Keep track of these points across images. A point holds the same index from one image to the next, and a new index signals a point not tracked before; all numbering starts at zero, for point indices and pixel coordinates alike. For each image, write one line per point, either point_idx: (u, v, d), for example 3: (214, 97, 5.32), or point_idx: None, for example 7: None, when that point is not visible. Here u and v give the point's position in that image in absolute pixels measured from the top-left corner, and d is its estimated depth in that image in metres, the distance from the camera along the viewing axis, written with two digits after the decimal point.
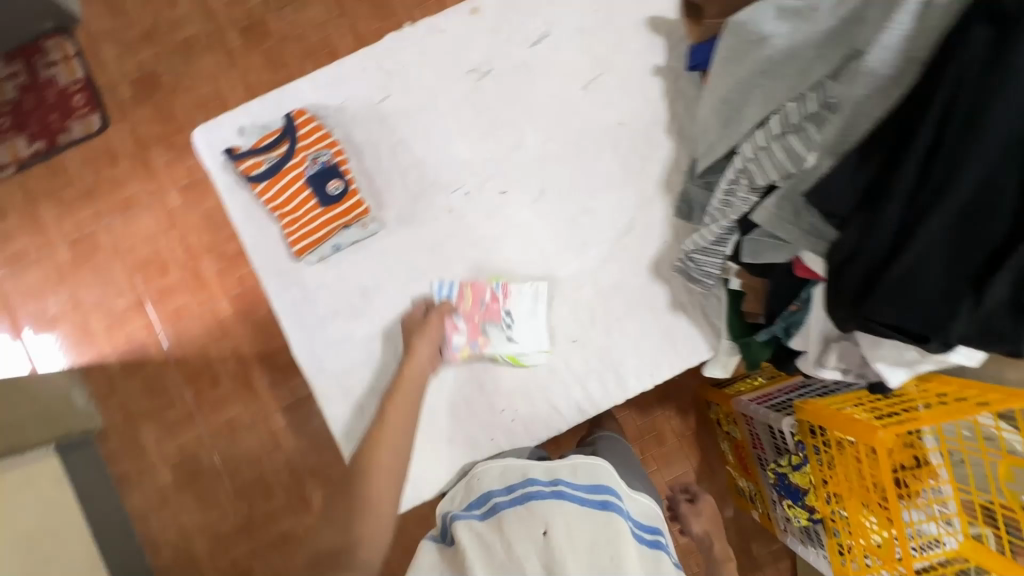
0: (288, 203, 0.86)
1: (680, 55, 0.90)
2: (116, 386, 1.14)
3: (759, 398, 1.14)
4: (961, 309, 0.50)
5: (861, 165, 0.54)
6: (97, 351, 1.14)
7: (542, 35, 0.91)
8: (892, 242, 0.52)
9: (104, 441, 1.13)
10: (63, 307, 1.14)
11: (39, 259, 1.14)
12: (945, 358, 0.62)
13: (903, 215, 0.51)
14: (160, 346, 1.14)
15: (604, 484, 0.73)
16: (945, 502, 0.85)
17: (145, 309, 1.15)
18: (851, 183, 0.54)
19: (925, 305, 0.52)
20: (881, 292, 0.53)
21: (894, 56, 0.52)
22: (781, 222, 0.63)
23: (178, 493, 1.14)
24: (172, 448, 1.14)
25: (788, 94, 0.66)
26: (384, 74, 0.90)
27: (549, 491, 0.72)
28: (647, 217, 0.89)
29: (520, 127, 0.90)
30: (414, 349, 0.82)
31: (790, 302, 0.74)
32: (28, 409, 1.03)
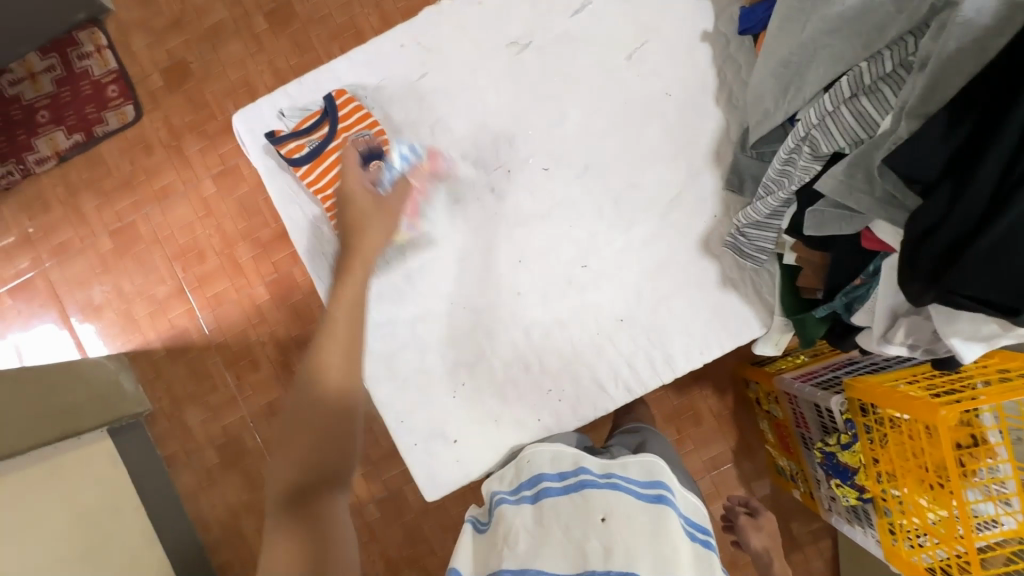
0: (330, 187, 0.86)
1: (729, 19, 0.85)
2: (162, 371, 1.17)
3: (803, 377, 1.11)
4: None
5: (950, 126, 0.51)
6: (142, 338, 1.17)
7: (584, 4, 0.87)
8: (985, 206, 0.49)
9: (152, 425, 1.17)
10: (108, 295, 1.17)
11: (83, 249, 1.17)
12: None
13: (1001, 178, 0.48)
14: (202, 332, 1.17)
15: (659, 479, 0.72)
16: (1004, 481, 0.82)
17: (185, 296, 1.17)
18: (939, 145, 0.51)
19: (1019, 274, 0.48)
20: (970, 260, 0.49)
21: (994, 7, 0.48)
22: (851, 190, 0.59)
23: (224, 473, 1.17)
24: (217, 429, 1.17)
25: (860, 53, 0.62)
26: (421, 52, 0.88)
27: (604, 482, 0.72)
28: (695, 191, 0.86)
29: (562, 101, 0.87)
30: (366, 228, 0.71)
31: (854, 276, 0.70)
32: (83, 395, 1.04)
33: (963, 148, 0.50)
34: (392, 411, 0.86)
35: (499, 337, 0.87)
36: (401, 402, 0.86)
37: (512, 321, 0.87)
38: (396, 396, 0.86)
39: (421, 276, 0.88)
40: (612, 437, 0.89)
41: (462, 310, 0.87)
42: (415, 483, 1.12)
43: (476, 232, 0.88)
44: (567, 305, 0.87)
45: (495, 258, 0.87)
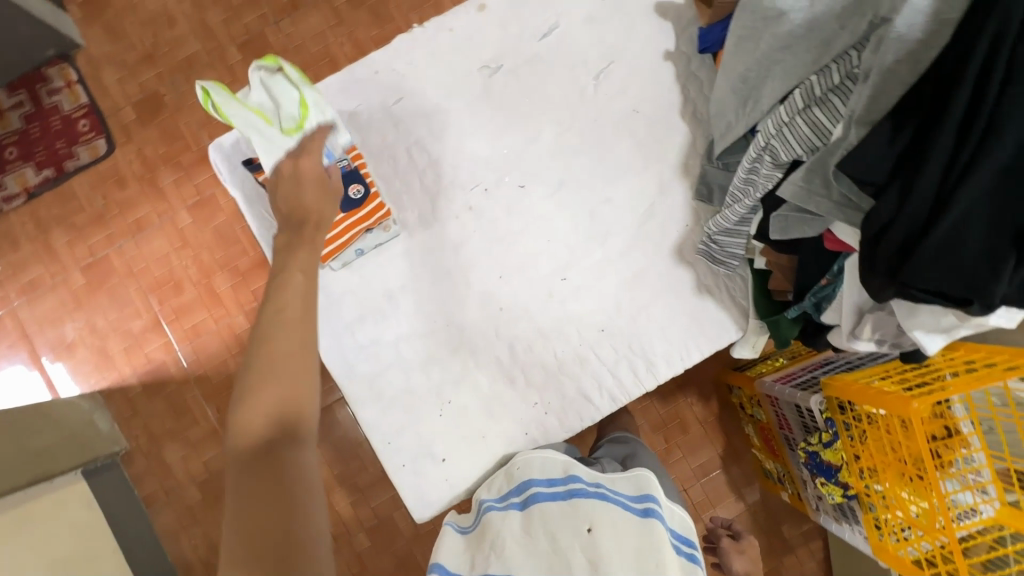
0: None
1: (689, 39, 0.90)
2: (138, 408, 1.14)
3: (782, 379, 1.14)
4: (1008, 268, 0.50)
5: (895, 131, 0.54)
6: (117, 374, 1.14)
7: (551, 27, 0.91)
8: (931, 204, 0.52)
9: (128, 464, 1.13)
10: (80, 332, 1.14)
11: (55, 286, 1.15)
12: (985, 321, 0.62)
13: (942, 175, 0.51)
14: (180, 365, 1.15)
15: (648, 493, 0.72)
16: (979, 470, 0.85)
17: (162, 329, 1.15)
18: (885, 149, 0.55)
19: (967, 266, 0.51)
20: (922, 255, 0.53)
21: (926, 20, 0.52)
22: (810, 195, 0.63)
23: (206, 510, 1.14)
24: (197, 465, 1.14)
25: (810, 68, 0.66)
26: (395, 77, 0.91)
27: (593, 491, 0.72)
28: (667, 202, 0.89)
29: (534, 120, 0.90)
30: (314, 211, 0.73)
31: (821, 277, 0.73)
32: (54, 437, 1.03)
33: (909, 150, 0.54)
34: (380, 433, 0.86)
35: (483, 353, 0.88)
36: (388, 423, 0.86)
37: (496, 336, 0.88)
38: (383, 417, 0.86)
39: (404, 296, 0.89)
40: (601, 447, 0.91)
41: (446, 328, 0.88)
42: (404, 508, 1.11)
43: (458, 251, 0.89)
44: (549, 318, 0.88)
45: (476, 275, 0.89)
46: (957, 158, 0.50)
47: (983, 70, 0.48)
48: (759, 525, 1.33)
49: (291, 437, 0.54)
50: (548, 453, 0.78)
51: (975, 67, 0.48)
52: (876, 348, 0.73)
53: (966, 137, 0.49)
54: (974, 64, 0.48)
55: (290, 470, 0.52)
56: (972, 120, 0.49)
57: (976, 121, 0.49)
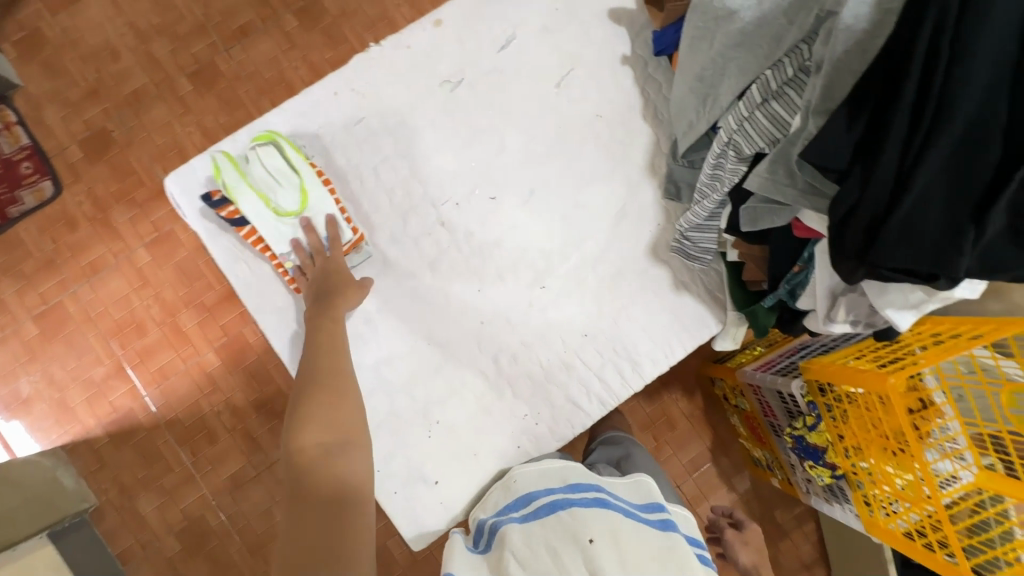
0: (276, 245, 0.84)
1: (644, 42, 0.92)
2: (107, 460, 1.08)
3: (762, 367, 1.16)
4: (969, 241, 0.51)
5: (851, 117, 0.55)
6: (81, 426, 1.08)
7: (509, 38, 0.91)
8: (891, 186, 0.53)
9: (99, 521, 1.06)
10: (36, 385, 1.07)
11: (4, 339, 1.08)
12: (951, 294, 0.65)
13: (900, 157, 0.52)
14: (149, 410, 1.09)
15: (653, 500, 0.73)
16: (955, 438, 0.86)
17: (126, 374, 1.09)
18: (843, 135, 0.56)
19: (931, 244, 0.53)
20: (888, 237, 0.54)
21: (868, 11, 0.54)
22: (777, 185, 0.65)
23: (188, 561, 1.08)
24: (175, 514, 1.08)
25: (763, 62, 0.68)
26: (355, 97, 0.89)
27: (592, 499, 0.70)
28: (637, 202, 0.90)
29: (499, 130, 0.90)
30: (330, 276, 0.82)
31: (793, 264, 0.75)
32: (18, 500, 0.95)
33: (867, 134, 0.55)
34: None
35: (468, 369, 0.86)
36: (375, 450, 0.83)
37: (479, 350, 0.86)
38: (370, 445, 0.84)
39: (382, 318, 0.87)
40: (595, 451, 0.90)
41: (427, 346, 0.86)
42: (398, 535, 1.07)
43: (433, 268, 0.88)
44: (531, 327, 0.87)
45: (454, 290, 0.87)
46: (912, 139, 0.51)
47: (926, 52, 0.50)
48: (754, 514, 1.35)
49: (343, 446, 0.68)
50: (550, 463, 0.77)
51: (920, 50, 0.50)
52: (852, 330, 0.75)
53: (918, 118, 0.51)
54: (919, 47, 0.50)
55: (337, 483, 0.65)
56: (922, 100, 0.51)
57: (926, 102, 0.50)
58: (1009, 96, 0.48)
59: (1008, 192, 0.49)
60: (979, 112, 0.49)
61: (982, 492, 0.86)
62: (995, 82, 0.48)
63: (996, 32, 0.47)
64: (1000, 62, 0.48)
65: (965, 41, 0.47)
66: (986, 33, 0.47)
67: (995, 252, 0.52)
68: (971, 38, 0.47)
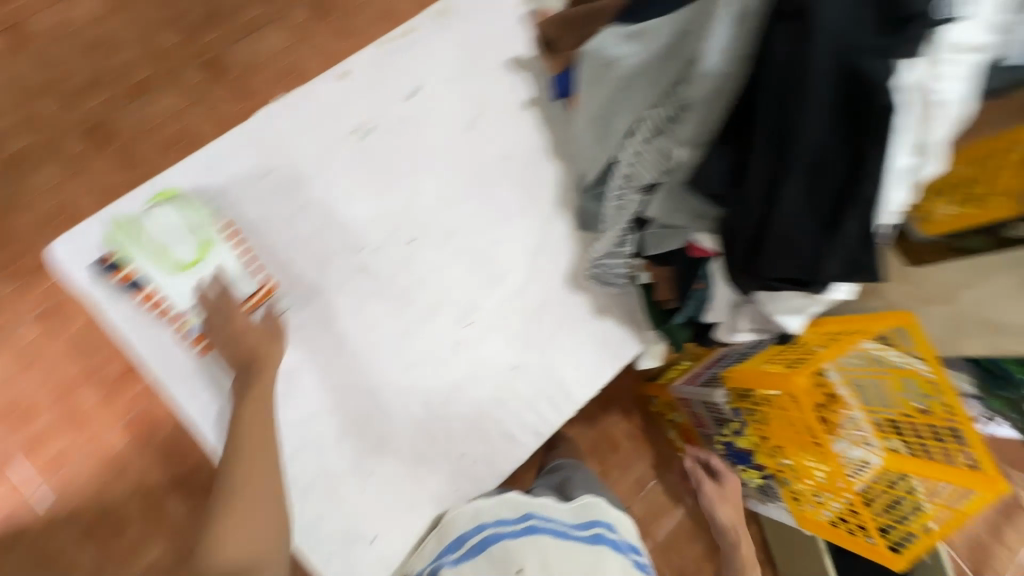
0: (178, 308, 0.79)
1: (544, 88, 0.99)
2: None
3: (689, 380, 1.22)
4: (831, 253, 0.58)
5: (723, 152, 0.63)
6: None
7: (416, 88, 0.94)
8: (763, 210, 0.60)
9: None
10: None
11: None
12: (828, 297, 0.73)
13: (765, 186, 0.59)
14: (40, 507, 0.96)
15: (595, 518, 0.75)
16: (861, 427, 0.96)
17: (9, 469, 0.96)
18: (718, 168, 0.63)
19: (800, 257, 0.60)
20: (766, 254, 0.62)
21: (723, 55, 0.58)
22: (673, 213, 0.72)
23: None
24: None
25: (647, 104, 0.74)
26: (263, 150, 0.88)
27: (521, 530, 0.72)
28: (553, 235, 0.95)
29: (414, 176, 0.92)
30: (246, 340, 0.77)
31: (695, 281, 0.82)
32: None
33: (740, 166, 0.62)
34: (300, 526, 0.78)
35: (401, 416, 0.84)
36: (307, 514, 0.79)
37: (409, 395, 0.85)
38: (302, 509, 0.79)
39: (306, 372, 0.83)
40: (536, 480, 0.91)
41: (356, 397, 0.84)
42: None
43: (356, 317, 0.86)
44: (459, 366, 0.87)
45: (380, 337, 0.86)
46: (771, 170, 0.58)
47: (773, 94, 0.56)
48: (700, 524, 1.39)
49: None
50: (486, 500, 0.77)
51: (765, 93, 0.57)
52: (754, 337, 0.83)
53: (773, 151, 0.57)
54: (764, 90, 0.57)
55: None
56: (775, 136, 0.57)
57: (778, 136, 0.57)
58: (844, 124, 0.54)
59: (855, 209, 0.56)
60: (823, 142, 0.55)
61: (892, 472, 0.95)
62: (832, 113, 0.54)
63: (824, 73, 0.52)
64: (834, 95, 0.53)
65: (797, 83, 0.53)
66: (816, 75, 0.52)
67: (856, 258, 0.60)
68: (803, 81, 0.52)
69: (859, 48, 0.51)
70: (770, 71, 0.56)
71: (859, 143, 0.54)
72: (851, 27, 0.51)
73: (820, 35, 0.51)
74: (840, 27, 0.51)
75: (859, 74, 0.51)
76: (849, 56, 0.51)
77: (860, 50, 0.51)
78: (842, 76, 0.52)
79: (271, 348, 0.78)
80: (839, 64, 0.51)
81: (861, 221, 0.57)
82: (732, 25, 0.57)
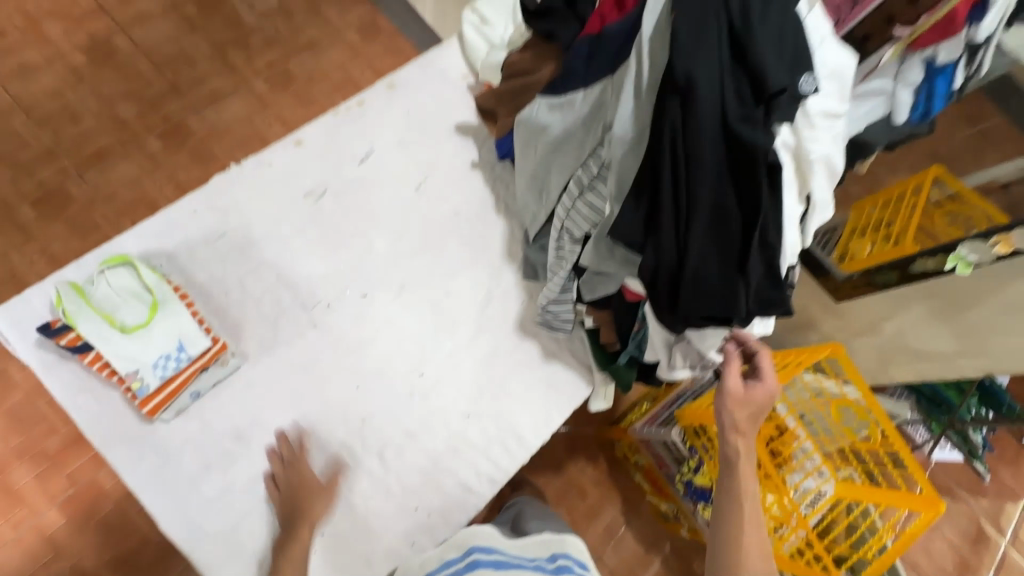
0: (125, 370, 0.77)
1: (488, 150, 1.06)
2: None
3: (648, 421, 1.25)
4: (738, 290, 0.66)
5: (636, 204, 0.69)
6: None
7: (367, 153, 1.01)
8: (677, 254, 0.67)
9: None
10: None
11: None
12: None
13: (676, 232, 0.66)
14: None
15: (556, 551, 0.81)
16: (811, 457, 0.98)
17: None
18: (634, 218, 0.69)
19: (713, 297, 0.66)
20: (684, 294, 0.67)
21: (630, 124, 0.68)
22: (602, 259, 0.79)
23: None
24: None
25: (576, 163, 0.82)
26: (217, 214, 0.91)
27: (464, 566, 0.76)
28: (501, 285, 0.99)
29: (366, 234, 0.96)
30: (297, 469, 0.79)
31: (633, 322, 0.87)
32: None
33: (651, 216, 0.69)
34: None
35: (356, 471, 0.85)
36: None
37: (363, 449, 0.86)
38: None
39: (258, 431, 0.83)
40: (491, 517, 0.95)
41: (310, 453, 0.84)
42: None
43: (310, 373, 0.87)
44: (413, 417, 0.89)
45: (333, 391, 0.87)
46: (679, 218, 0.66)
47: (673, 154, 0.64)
48: (672, 569, 1.38)
49: None
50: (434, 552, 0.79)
51: (665, 153, 0.65)
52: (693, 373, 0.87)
53: (678, 203, 0.65)
54: (663, 150, 0.65)
55: None
56: (677, 189, 0.65)
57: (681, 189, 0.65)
58: (732, 179, 0.64)
59: (755, 249, 0.64)
60: (718, 195, 0.64)
61: (845, 500, 0.99)
62: (720, 169, 0.63)
63: (711, 138, 0.62)
64: (720, 154, 0.63)
65: (691, 145, 0.62)
66: (705, 140, 0.62)
67: (766, 294, 0.66)
68: (695, 144, 0.62)
69: (735, 116, 0.61)
70: (667, 134, 0.64)
71: (746, 194, 0.64)
72: (726, 100, 0.61)
73: (703, 107, 0.61)
74: (719, 100, 0.61)
75: (737, 137, 0.61)
76: (728, 124, 0.61)
77: (734, 119, 0.61)
78: (724, 139, 0.62)
79: (320, 506, 0.78)
80: (720, 130, 0.62)
81: (763, 260, 0.65)
82: (635, 97, 0.67)
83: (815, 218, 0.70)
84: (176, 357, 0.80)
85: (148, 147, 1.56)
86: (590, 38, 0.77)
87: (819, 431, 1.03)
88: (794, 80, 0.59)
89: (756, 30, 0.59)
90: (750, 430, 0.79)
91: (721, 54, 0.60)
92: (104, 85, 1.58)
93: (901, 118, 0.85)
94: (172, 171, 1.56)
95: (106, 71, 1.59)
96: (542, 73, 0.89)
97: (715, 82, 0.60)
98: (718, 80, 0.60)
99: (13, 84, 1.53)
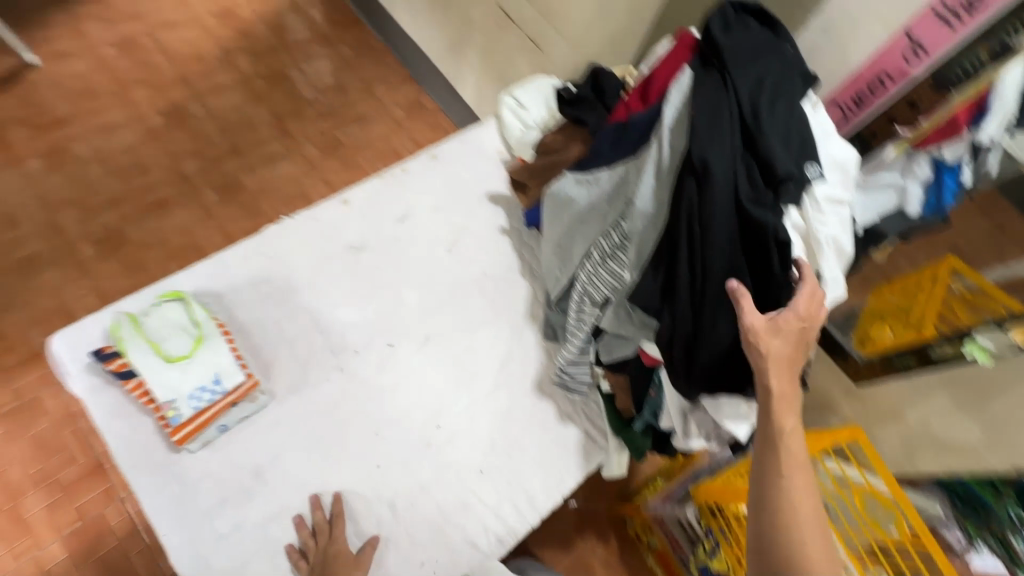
0: (161, 399, 0.81)
1: (517, 218, 1.15)
2: None
3: (664, 498, 1.22)
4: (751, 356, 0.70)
5: (654, 273, 0.75)
6: None
7: (406, 214, 1.10)
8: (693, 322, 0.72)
9: None
10: None
11: None
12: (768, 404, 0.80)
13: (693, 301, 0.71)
14: None
15: None
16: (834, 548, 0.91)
17: None
18: (652, 287, 0.74)
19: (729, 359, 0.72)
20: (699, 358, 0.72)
21: (650, 201, 0.74)
22: (621, 324, 0.85)
23: None
24: None
25: (599, 233, 0.88)
26: (265, 260, 0.99)
27: None
28: (522, 344, 1.03)
29: (398, 288, 1.03)
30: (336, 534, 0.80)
31: (649, 389, 0.89)
32: None
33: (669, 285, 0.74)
34: None
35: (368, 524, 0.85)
36: None
37: (375, 497, 0.86)
38: None
39: (275, 470, 0.85)
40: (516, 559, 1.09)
41: (322, 497, 0.85)
42: None
43: (331, 417, 0.90)
44: (426, 468, 0.90)
45: (352, 436, 0.89)
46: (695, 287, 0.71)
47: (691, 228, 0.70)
48: None
49: None
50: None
51: (682, 228, 0.70)
52: (708, 444, 0.88)
53: (695, 273, 0.70)
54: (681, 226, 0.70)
55: None
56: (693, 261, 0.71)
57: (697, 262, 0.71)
58: (745, 252, 0.69)
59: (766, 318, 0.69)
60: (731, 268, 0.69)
61: None
62: (734, 244, 0.68)
63: (724, 216, 0.67)
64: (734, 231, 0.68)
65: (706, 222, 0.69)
66: (718, 218, 0.67)
67: None
68: (709, 222, 0.68)
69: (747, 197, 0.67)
70: (684, 212, 0.70)
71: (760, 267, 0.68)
72: (740, 183, 0.67)
73: (719, 189, 0.67)
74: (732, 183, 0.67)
75: (750, 216, 0.66)
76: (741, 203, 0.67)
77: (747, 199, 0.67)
78: (738, 217, 0.68)
79: None
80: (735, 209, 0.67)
81: None
82: (657, 177, 0.73)
83: (825, 297, 0.74)
84: (211, 389, 0.83)
85: (204, 200, 1.71)
86: (616, 125, 0.86)
87: (843, 522, 1.00)
88: (799, 169, 0.67)
89: (764, 126, 0.67)
90: (783, 367, 0.64)
91: (734, 144, 0.67)
92: (174, 144, 1.76)
93: (914, 212, 0.86)
94: (222, 222, 1.69)
95: (177, 132, 1.78)
96: (570, 152, 0.98)
97: (729, 168, 0.67)
98: (732, 166, 0.67)
99: (96, 139, 1.72)
